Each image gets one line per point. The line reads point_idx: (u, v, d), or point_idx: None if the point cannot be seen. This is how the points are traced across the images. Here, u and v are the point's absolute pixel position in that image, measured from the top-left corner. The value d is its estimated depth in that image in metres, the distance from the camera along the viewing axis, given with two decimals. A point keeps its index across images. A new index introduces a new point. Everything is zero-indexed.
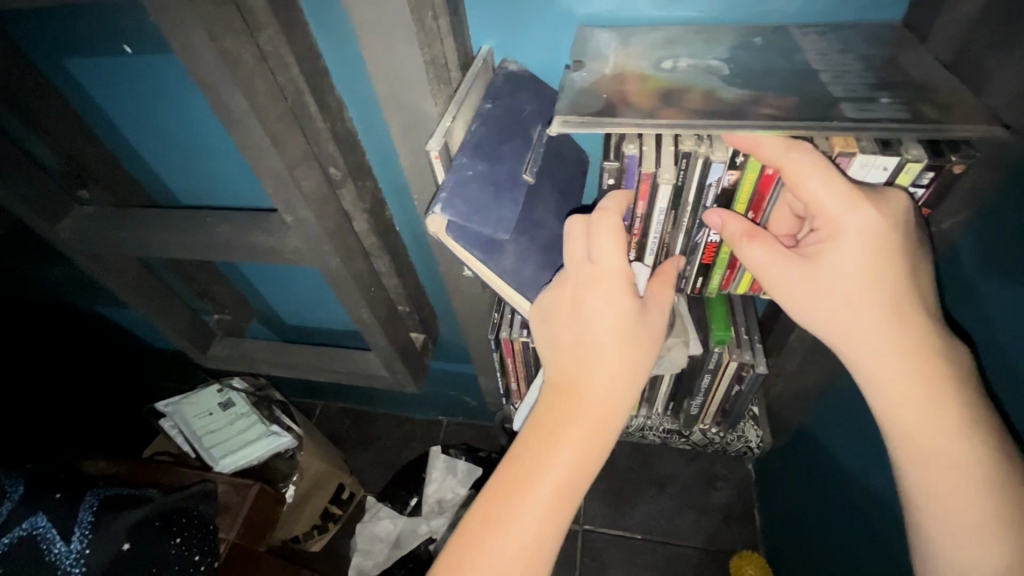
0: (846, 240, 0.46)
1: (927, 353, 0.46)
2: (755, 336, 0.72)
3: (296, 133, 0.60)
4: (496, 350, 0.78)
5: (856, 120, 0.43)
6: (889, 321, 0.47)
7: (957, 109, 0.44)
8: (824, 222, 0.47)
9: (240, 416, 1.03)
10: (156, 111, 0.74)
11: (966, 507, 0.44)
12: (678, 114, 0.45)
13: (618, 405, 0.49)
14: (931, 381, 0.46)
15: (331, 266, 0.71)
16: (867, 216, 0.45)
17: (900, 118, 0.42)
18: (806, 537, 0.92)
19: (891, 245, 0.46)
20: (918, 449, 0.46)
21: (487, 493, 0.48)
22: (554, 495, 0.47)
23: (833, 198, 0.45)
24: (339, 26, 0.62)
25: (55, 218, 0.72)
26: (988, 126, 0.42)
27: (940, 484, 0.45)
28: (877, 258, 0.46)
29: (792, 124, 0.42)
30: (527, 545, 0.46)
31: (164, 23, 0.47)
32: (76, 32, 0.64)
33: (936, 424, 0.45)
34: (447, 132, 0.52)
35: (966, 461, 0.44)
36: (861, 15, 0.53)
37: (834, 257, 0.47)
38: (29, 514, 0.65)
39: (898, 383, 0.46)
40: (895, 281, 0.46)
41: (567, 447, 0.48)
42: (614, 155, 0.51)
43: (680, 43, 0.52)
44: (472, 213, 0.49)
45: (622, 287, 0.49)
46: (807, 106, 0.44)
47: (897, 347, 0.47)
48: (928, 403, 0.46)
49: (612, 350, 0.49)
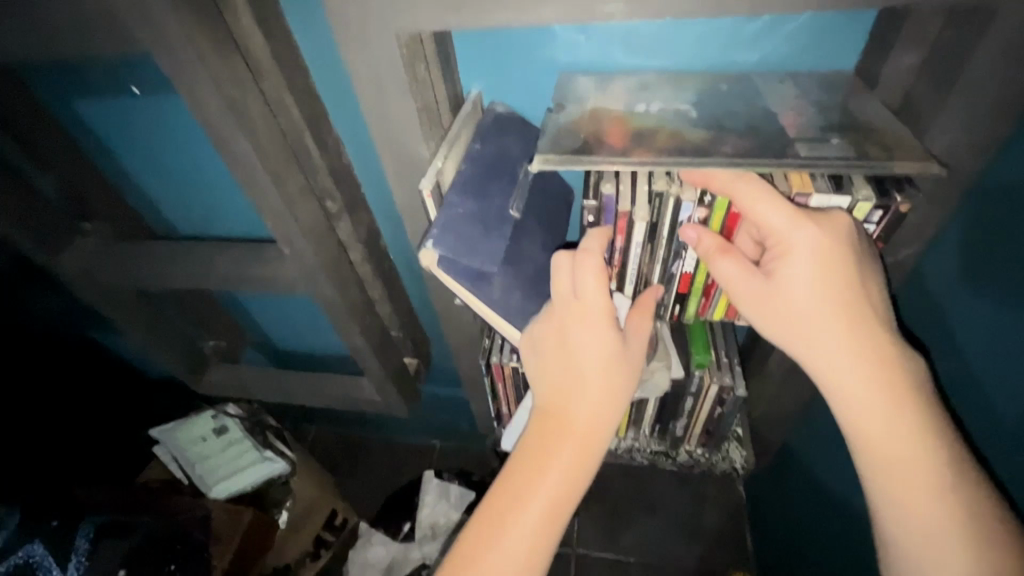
0: (799, 257, 0.48)
1: (887, 366, 0.49)
2: (734, 359, 0.75)
3: (295, 171, 0.63)
4: (487, 376, 0.81)
5: (810, 159, 0.46)
6: (848, 336, 0.49)
7: (903, 149, 0.48)
8: (776, 242, 0.49)
9: (233, 442, 1.04)
10: (160, 149, 0.77)
11: (927, 514, 0.47)
12: (649, 151, 0.49)
13: (603, 422, 0.52)
14: (891, 394, 0.48)
15: (327, 295, 0.74)
16: (813, 234, 0.47)
17: (851, 155, 0.46)
18: (795, 556, 0.93)
19: (840, 257, 0.48)
20: (884, 461, 0.48)
21: (480, 514, 0.50)
22: (546, 511, 0.49)
23: (779, 219, 0.48)
24: (337, 71, 0.66)
25: (59, 252, 0.74)
26: (931, 162, 0.45)
27: (905, 495, 0.47)
28: (830, 274, 0.49)
29: (752, 159, 0.46)
30: (520, 561, 0.48)
31: (174, 75, 0.51)
32: (87, 77, 0.68)
33: (898, 435, 0.48)
34: (438, 172, 0.56)
35: (925, 470, 0.47)
36: (818, 63, 0.58)
37: (791, 275, 0.50)
38: (26, 541, 0.71)
39: (861, 398, 0.49)
40: (845, 295, 0.49)
41: (556, 465, 0.51)
42: (593, 194, 0.54)
43: (652, 88, 0.57)
44: (461, 248, 0.53)
45: (603, 314, 0.52)
46: (767, 146, 0.48)
47: (857, 362, 0.49)
48: (893, 416, 0.48)
49: (595, 372, 0.52)
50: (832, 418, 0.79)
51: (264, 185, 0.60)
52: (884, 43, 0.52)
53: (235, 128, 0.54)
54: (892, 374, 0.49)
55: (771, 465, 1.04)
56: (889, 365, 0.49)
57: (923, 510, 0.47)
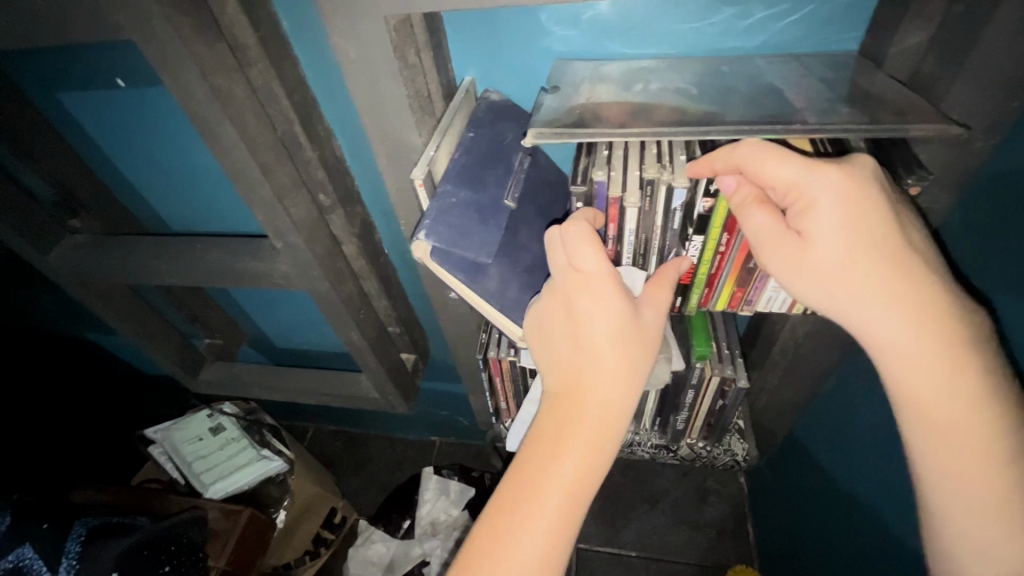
0: (822, 209, 0.45)
1: (934, 316, 0.45)
2: (736, 351, 0.74)
3: (285, 162, 0.62)
4: (485, 370, 0.79)
5: (817, 123, 0.45)
6: (884, 289, 0.45)
7: (913, 112, 0.45)
8: (796, 195, 0.46)
9: (231, 441, 1.03)
10: (147, 143, 0.76)
11: (975, 475, 0.44)
12: (647, 124, 0.47)
13: (621, 399, 0.49)
14: (936, 346, 0.45)
15: (321, 289, 0.72)
16: (835, 182, 0.44)
17: (859, 121, 0.45)
18: (799, 548, 0.93)
19: (869, 202, 0.45)
20: (922, 409, 0.46)
21: (495, 504, 0.49)
22: (564, 496, 0.48)
23: (798, 171, 0.45)
24: (327, 58, 0.64)
25: (47, 248, 0.72)
26: (947, 124, 0.43)
27: (956, 446, 0.44)
28: (860, 223, 0.45)
29: (755, 127, 0.46)
30: (536, 552, 0.46)
31: (158, 61, 0.49)
32: (69, 66, 0.66)
33: (942, 388, 0.45)
34: (431, 161, 0.55)
35: (970, 426, 0.44)
36: (819, 45, 0.56)
37: (819, 228, 0.46)
38: (17, 544, 0.66)
39: (901, 344, 0.46)
40: (879, 241, 0.45)
41: (575, 444, 0.49)
42: (582, 180, 0.53)
43: (651, 71, 0.55)
44: (455, 239, 0.51)
45: (611, 283, 0.49)
46: (769, 114, 0.47)
47: (903, 313, 0.45)
48: (935, 372, 0.45)
49: (605, 346, 0.49)
50: (840, 409, 0.78)
51: (252, 175, 0.58)
52: (890, 21, 0.51)
53: (222, 116, 0.52)
54: (940, 327, 0.45)
55: (774, 457, 1.03)
56: (935, 316, 0.45)
57: (966, 469, 0.44)
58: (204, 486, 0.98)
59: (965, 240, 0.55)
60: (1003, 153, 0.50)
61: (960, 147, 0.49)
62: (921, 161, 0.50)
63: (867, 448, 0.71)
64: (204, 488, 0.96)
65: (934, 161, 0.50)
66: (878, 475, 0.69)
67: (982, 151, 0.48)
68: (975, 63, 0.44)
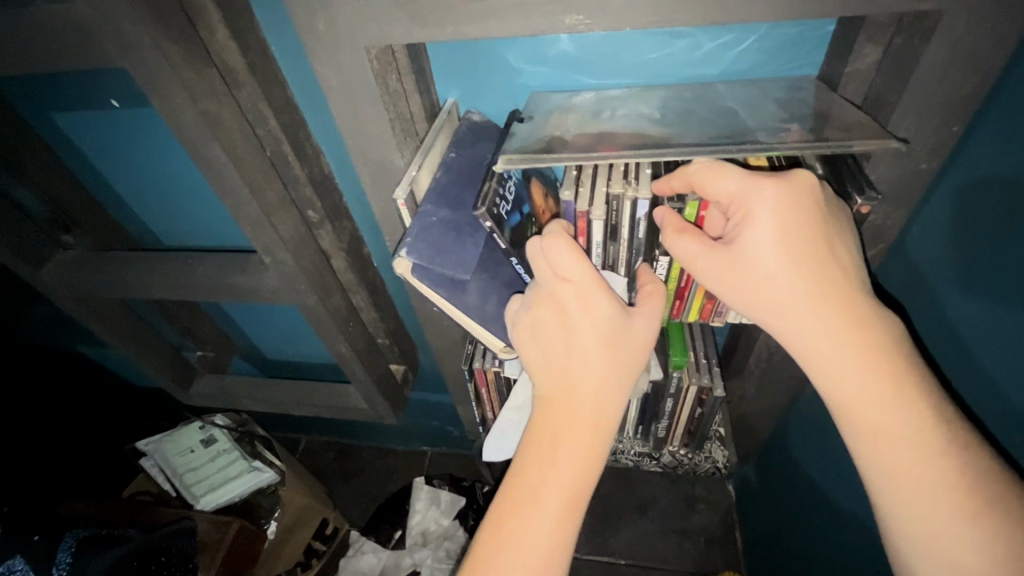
0: (760, 220, 0.48)
1: (855, 326, 0.48)
2: (712, 360, 0.76)
3: (273, 181, 0.64)
4: (470, 381, 0.81)
5: (767, 142, 0.48)
6: (817, 301, 0.48)
7: (857, 129, 0.48)
8: (737, 207, 0.49)
9: (222, 453, 1.05)
10: (137, 160, 0.78)
11: (918, 476, 0.46)
12: (612, 148, 0.50)
13: (612, 397, 0.52)
14: (867, 357, 0.47)
15: (309, 303, 0.74)
16: (769, 196, 0.47)
17: (807, 139, 0.47)
18: (784, 554, 0.94)
19: (800, 214, 0.47)
20: (861, 416, 0.47)
21: (497, 508, 0.51)
22: (564, 495, 0.49)
23: (735, 183, 0.48)
24: (314, 81, 0.67)
25: (40, 264, 0.74)
26: (885, 140, 0.46)
27: (892, 454, 0.46)
28: (793, 239, 0.48)
29: (707, 148, 0.48)
30: (543, 550, 0.48)
31: (150, 87, 0.51)
32: (66, 89, 0.69)
33: (874, 395, 0.47)
34: (413, 181, 0.57)
35: (910, 433, 0.46)
36: (779, 69, 0.59)
37: (755, 241, 0.48)
38: (7, 557, 0.68)
39: (829, 355, 0.48)
40: (809, 252, 0.48)
41: (574, 446, 0.50)
42: (482, 203, 0.52)
43: (618, 99, 0.58)
44: (435, 256, 0.53)
45: (599, 290, 0.51)
46: (725, 135, 0.50)
47: (826, 323, 0.48)
48: (866, 380, 0.47)
49: (599, 352, 0.51)
50: (816, 414, 0.81)
51: (240, 193, 0.60)
52: (843, 46, 0.53)
53: (212, 139, 0.55)
54: (863, 334, 0.48)
55: (759, 463, 1.05)
56: (863, 327, 0.48)
57: (912, 472, 0.46)
58: (194, 498, 0.99)
59: (922, 251, 0.59)
60: (952, 173, 0.53)
61: (908, 166, 0.52)
62: (872, 178, 0.53)
63: (845, 453, 0.73)
64: (192, 499, 0.98)
65: (887, 178, 0.53)
66: (856, 478, 0.71)
67: (929, 172, 0.52)
68: (917, 89, 0.47)
